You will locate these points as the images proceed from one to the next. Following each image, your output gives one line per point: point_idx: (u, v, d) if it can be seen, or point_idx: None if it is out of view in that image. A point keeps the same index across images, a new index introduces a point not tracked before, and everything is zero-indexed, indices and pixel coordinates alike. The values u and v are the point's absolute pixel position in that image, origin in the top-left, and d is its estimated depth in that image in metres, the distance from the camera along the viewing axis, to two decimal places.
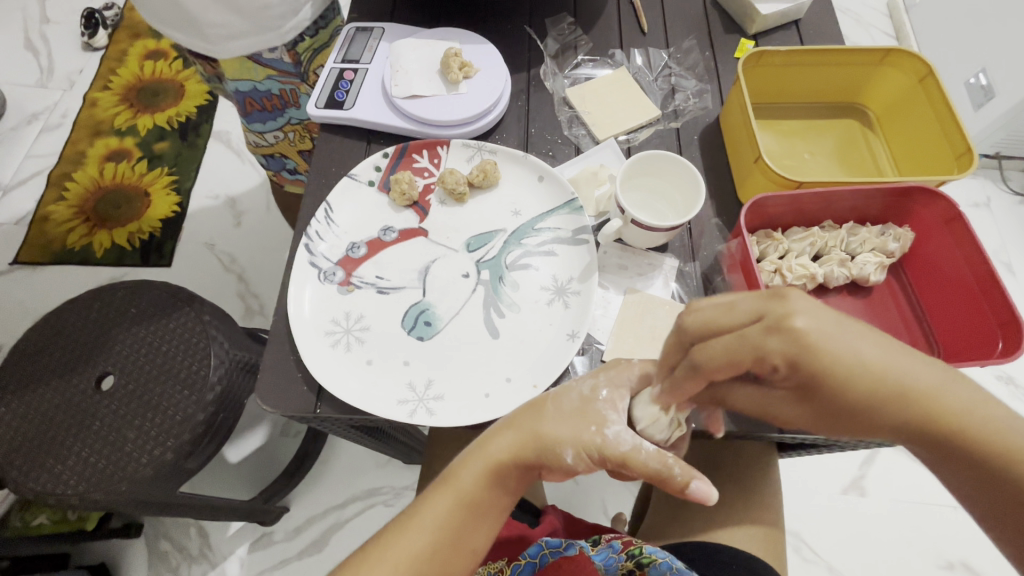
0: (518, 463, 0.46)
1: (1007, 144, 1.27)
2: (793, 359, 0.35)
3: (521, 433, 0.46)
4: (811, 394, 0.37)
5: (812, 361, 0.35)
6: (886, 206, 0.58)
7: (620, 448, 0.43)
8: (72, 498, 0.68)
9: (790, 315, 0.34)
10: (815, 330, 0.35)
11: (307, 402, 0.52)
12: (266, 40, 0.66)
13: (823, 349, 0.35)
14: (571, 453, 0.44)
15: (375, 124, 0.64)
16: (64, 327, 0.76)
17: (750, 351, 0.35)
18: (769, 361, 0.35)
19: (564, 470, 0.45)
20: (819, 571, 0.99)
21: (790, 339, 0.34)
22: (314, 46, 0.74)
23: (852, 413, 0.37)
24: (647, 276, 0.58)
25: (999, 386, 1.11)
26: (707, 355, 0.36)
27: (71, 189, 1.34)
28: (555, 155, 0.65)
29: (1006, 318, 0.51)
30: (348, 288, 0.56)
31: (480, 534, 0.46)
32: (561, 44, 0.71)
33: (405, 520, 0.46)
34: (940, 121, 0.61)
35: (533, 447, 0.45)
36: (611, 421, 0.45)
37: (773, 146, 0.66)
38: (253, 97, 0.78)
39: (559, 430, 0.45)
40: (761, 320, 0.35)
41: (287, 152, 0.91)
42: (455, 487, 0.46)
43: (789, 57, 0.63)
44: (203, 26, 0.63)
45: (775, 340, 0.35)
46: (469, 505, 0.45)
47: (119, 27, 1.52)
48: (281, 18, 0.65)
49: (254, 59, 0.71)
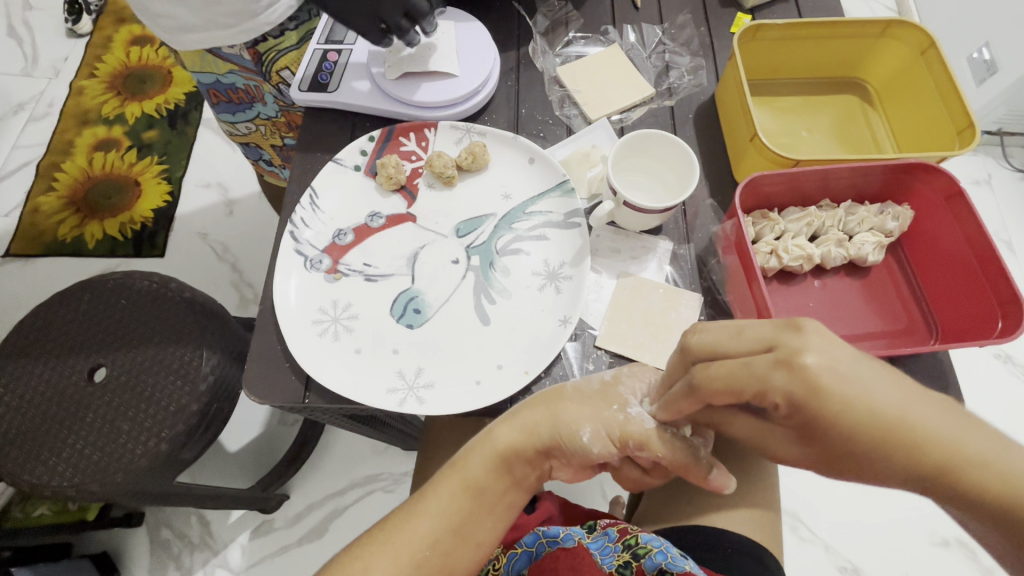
0: (529, 447, 0.45)
1: (1009, 120, 1.25)
2: (800, 401, 0.32)
3: (529, 417, 0.45)
4: (812, 435, 0.34)
5: (819, 403, 0.32)
6: (885, 184, 0.57)
7: (643, 427, 0.43)
8: (69, 490, 0.68)
9: (801, 350, 0.32)
10: (825, 366, 0.32)
11: (295, 392, 0.51)
12: (221, 37, 0.65)
13: (833, 390, 0.32)
14: (590, 434, 0.44)
15: (360, 107, 0.62)
16: (56, 320, 0.75)
17: (754, 383, 0.33)
18: (772, 397, 0.33)
19: (580, 452, 0.44)
20: (816, 550, 1.00)
21: (801, 378, 0.32)
22: (278, 47, 0.70)
23: (857, 456, 0.33)
24: (640, 259, 0.57)
25: (997, 365, 1.11)
26: (707, 377, 0.35)
27: (61, 179, 1.32)
28: (546, 136, 0.64)
29: (1007, 296, 0.50)
30: (335, 276, 0.55)
31: (485, 525, 0.45)
32: (551, 21, 0.69)
33: (413, 505, 0.46)
34: (942, 95, 0.59)
35: (548, 428, 0.44)
36: (633, 402, 0.45)
37: (769, 124, 0.64)
38: (217, 89, 0.77)
39: (578, 410, 0.44)
40: (772, 351, 0.33)
41: (262, 145, 0.90)
42: (461, 470, 0.46)
43: (785, 30, 0.61)
44: (155, 16, 0.65)
45: (781, 374, 0.33)
46: (475, 491, 0.45)
47: (103, 13, 1.48)
48: (237, 15, 0.62)
49: (214, 52, 0.69)
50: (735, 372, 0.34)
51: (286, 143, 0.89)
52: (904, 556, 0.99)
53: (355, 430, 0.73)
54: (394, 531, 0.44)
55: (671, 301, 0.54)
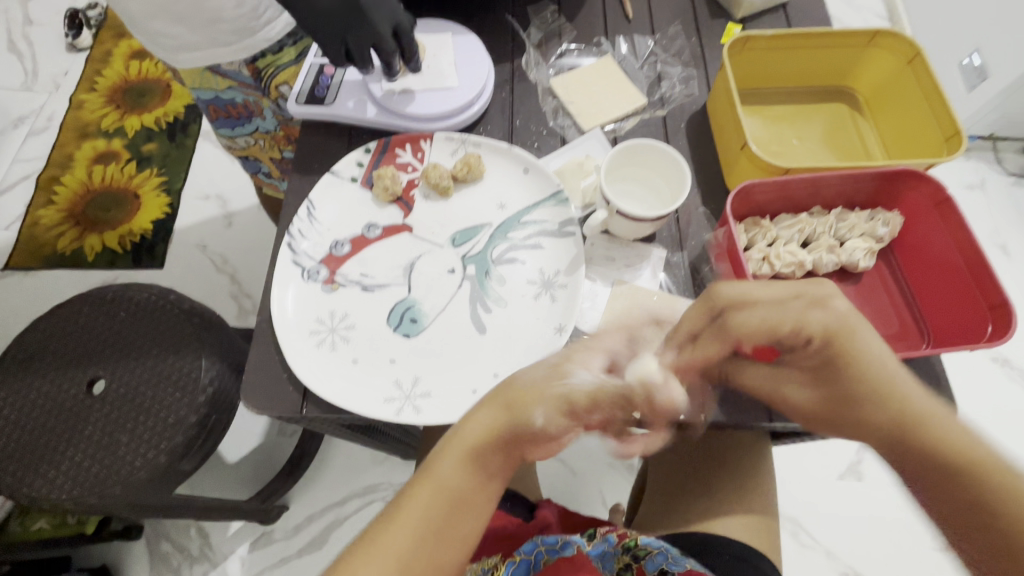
0: (497, 441, 0.43)
1: (1001, 125, 1.26)
2: (828, 335, 0.43)
3: (488, 410, 0.44)
4: (831, 372, 0.43)
5: (841, 345, 0.42)
6: (874, 191, 0.57)
7: (586, 391, 0.44)
8: (67, 503, 0.68)
9: (832, 295, 0.43)
10: (850, 312, 0.43)
11: (293, 403, 0.52)
12: (222, 54, 0.66)
13: (856, 337, 0.42)
14: (544, 413, 0.43)
15: (355, 119, 0.63)
16: (55, 332, 0.76)
17: (789, 318, 0.43)
18: (804, 331, 0.43)
19: (539, 436, 0.43)
20: (818, 556, 0.99)
21: (830, 314, 0.43)
22: (276, 62, 0.71)
23: (862, 410, 0.42)
24: (634, 267, 0.58)
25: (995, 368, 1.11)
26: (740, 321, 0.45)
27: (61, 192, 1.33)
28: (541, 146, 0.65)
29: (996, 301, 0.51)
30: (332, 286, 0.56)
31: (469, 524, 0.42)
32: (545, 33, 0.70)
33: (387, 519, 0.41)
34: (930, 103, 0.60)
35: (508, 416, 0.43)
36: (579, 372, 0.45)
37: (760, 132, 0.65)
38: (217, 105, 0.78)
39: (530, 400, 0.43)
40: (802, 297, 0.44)
41: (261, 157, 0.90)
42: (432, 477, 0.42)
43: (774, 40, 0.62)
44: (156, 35, 0.66)
45: (815, 317, 0.43)
46: (451, 496, 0.42)
47: (102, 27, 1.50)
48: (236, 32, 0.65)
49: (213, 70, 0.70)
50: (771, 315, 0.44)
51: (284, 156, 0.89)
52: (906, 561, 0.98)
53: (356, 442, 0.74)
54: (370, 548, 0.39)
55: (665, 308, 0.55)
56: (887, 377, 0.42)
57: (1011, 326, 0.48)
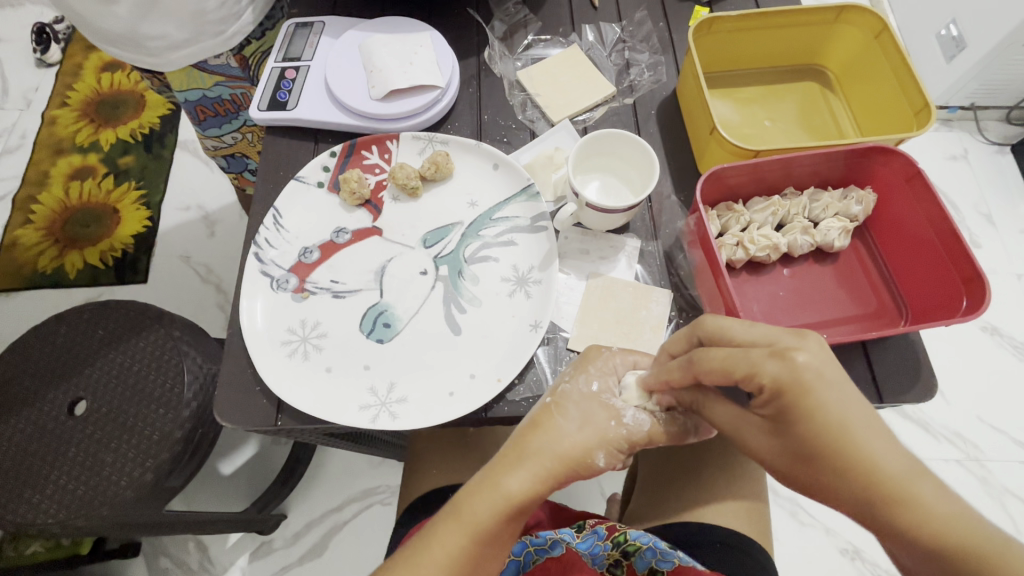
0: (545, 486, 0.42)
1: (981, 94, 1.25)
2: (779, 388, 0.36)
3: (545, 462, 0.42)
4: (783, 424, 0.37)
5: (796, 398, 0.36)
6: (847, 168, 0.57)
7: (643, 430, 0.44)
8: (53, 527, 0.67)
9: (793, 347, 0.36)
10: (814, 369, 0.35)
11: (268, 415, 0.51)
12: (211, 46, 0.65)
13: (813, 390, 0.35)
14: (633, 412, 0.44)
15: (320, 123, 0.62)
16: (31, 354, 0.74)
17: (745, 365, 0.36)
18: (757, 380, 0.36)
19: (593, 473, 0.43)
20: (817, 534, 1.00)
21: (788, 368, 0.35)
22: (260, 49, 0.73)
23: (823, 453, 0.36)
24: (609, 259, 0.57)
25: (985, 337, 1.11)
26: (704, 359, 0.38)
27: (38, 212, 1.30)
28: (510, 141, 0.64)
29: (970, 274, 0.50)
30: (303, 295, 0.55)
31: (497, 560, 0.42)
32: (509, 25, 0.69)
33: (414, 561, 0.41)
34: (898, 77, 0.59)
35: (562, 466, 0.42)
36: (625, 410, 0.44)
37: (731, 115, 0.65)
38: (203, 104, 0.76)
39: (581, 436, 0.43)
40: (770, 345, 0.37)
41: (248, 154, 0.88)
42: (466, 522, 0.41)
43: (740, 22, 0.61)
44: (144, 40, 0.61)
45: (774, 363, 0.36)
46: (484, 541, 0.41)
47: (71, 41, 1.47)
48: (221, 23, 0.63)
49: (200, 67, 0.70)
50: (730, 357, 0.37)
51: None
52: None
53: (344, 447, 0.73)
54: None
55: (640, 299, 0.55)
56: (854, 447, 0.35)
57: (983, 300, 0.48)
